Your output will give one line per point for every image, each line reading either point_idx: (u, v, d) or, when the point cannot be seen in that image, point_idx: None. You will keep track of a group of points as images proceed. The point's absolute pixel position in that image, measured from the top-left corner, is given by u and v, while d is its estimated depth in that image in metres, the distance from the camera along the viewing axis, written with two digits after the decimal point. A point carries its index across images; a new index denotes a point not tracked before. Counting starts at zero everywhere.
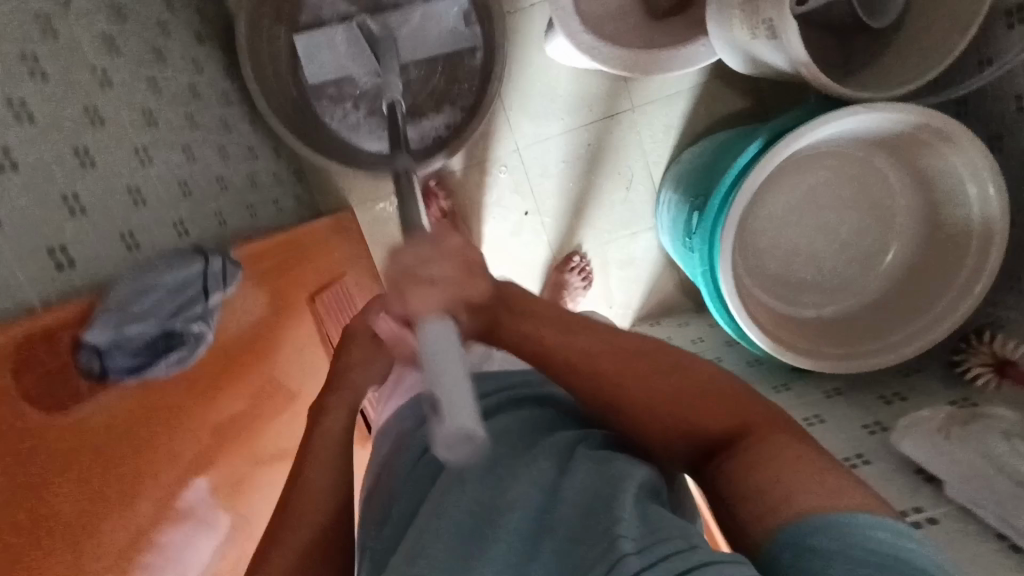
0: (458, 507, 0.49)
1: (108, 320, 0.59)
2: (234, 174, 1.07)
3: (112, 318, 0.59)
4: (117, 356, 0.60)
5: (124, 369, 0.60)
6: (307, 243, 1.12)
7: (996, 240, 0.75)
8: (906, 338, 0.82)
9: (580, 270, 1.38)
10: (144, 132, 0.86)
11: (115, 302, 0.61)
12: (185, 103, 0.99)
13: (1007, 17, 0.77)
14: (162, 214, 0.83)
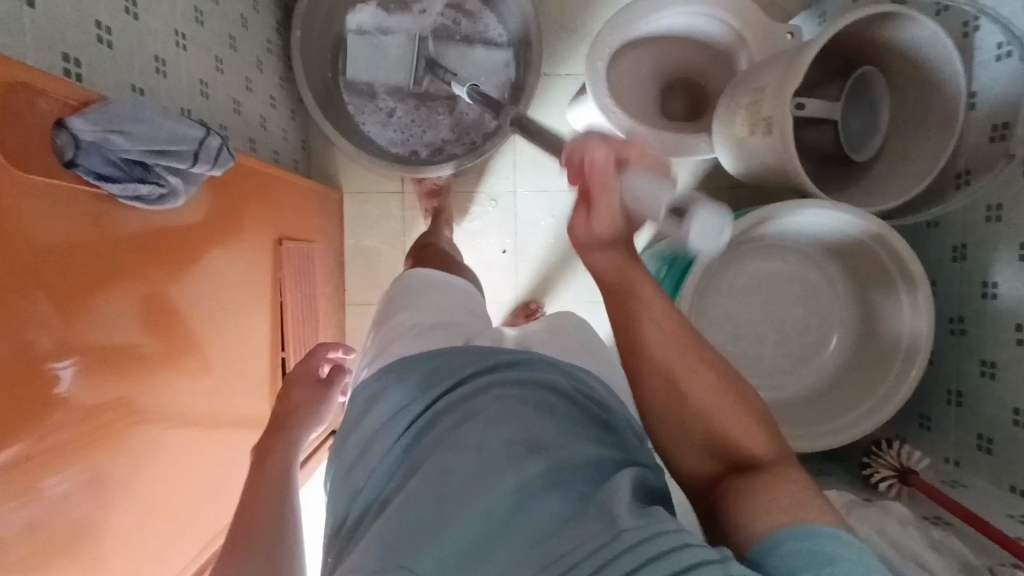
0: (453, 527, 0.46)
1: (97, 120, 0.57)
2: (250, 109, 1.10)
3: (106, 120, 0.57)
4: (95, 157, 0.57)
5: (94, 173, 0.57)
6: (289, 192, 1.12)
7: (919, 356, 0.84)
8: (835, 430, 0.88)
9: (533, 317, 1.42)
10: (188, 24, 0.89)
11: (111, 107, 0.58)
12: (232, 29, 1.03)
13: (956, 177, 0.91)
14: (174, 93, 0.83)
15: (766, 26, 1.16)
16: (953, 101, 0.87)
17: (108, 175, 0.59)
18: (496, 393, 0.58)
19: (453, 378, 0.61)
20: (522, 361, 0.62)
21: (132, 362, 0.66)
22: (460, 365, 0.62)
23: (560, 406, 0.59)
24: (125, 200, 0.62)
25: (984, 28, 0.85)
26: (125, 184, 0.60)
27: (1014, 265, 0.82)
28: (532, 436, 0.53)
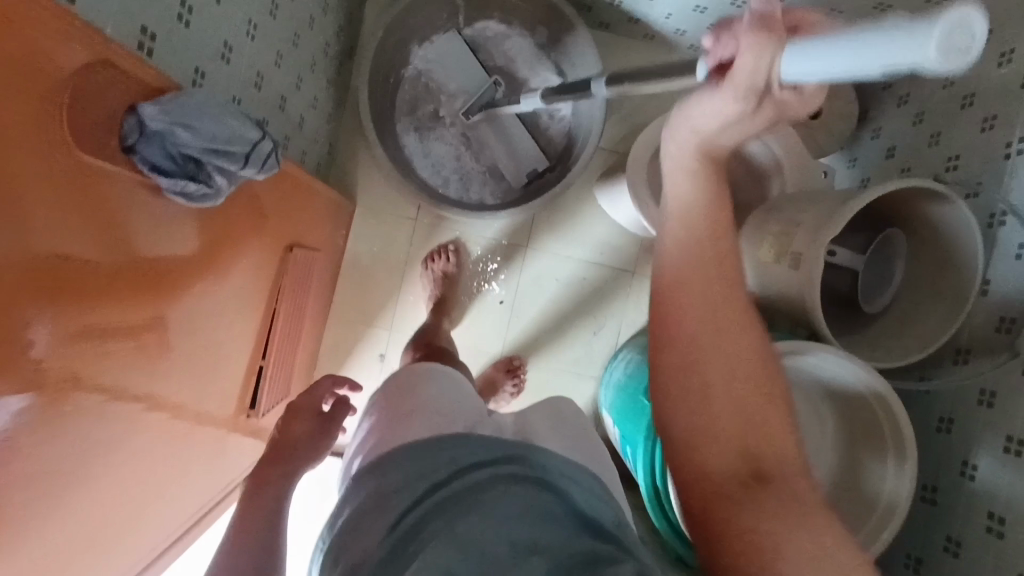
0: None
1: (165, 110, 0.54)
2: (293, 106, 1.07)
3: (173, 111, 0.54)
4: (154, 146, 0.54)
5: (148, 163, 0.54)
6: (308, 198, 1.09)
7: (893, 520, 0.86)
8: None
9: (515, 377, 1.41)
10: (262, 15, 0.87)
11: (180, 98, 0.55)
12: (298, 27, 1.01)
13: (955, 354, 0.95)
14: (231, 80, 0.80)
15: (803, 161, 1.22)
16: (968, 283, 0.91)
17: (162, 168, 0.55)
18: (503, 488, 0.60)
19: (459, 467, 0.64)
20: (531, 460, 0.66)
21: (125, 354, 0.62)
22: (468, 453, 0.66)
23: (562, 510, 0.60)
24: (170, 194, 0.58)
25: (1009, 224, 0.91)
26: (176, 180, 0.56)
27: (997, 454, 0.85)
28: (533, 545, 0.53)
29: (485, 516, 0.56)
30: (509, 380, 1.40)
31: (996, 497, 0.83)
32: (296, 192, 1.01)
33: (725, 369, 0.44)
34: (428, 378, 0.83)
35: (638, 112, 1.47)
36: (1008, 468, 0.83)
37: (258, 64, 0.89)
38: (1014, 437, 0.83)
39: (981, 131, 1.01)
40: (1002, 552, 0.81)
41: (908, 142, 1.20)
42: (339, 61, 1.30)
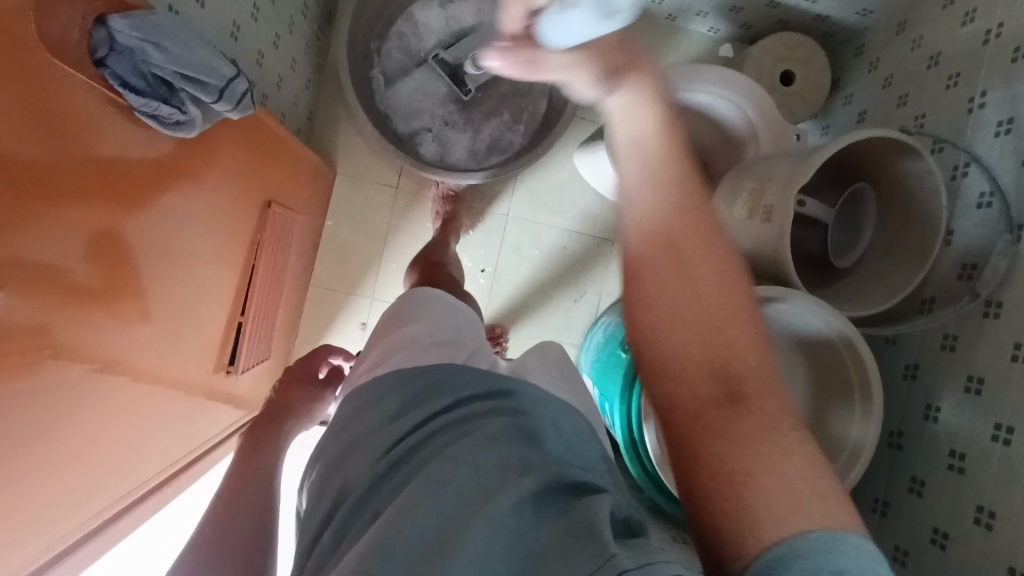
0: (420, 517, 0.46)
1: (136, 27, 0.54)
2: (270, 64, 1.07)
3: (144, 28, 0.55)
4: (124, 63, 0.55)
5: (117, 78, 0.55)
6: (287, 157, 1.09)
7: (859, 461, 0.89)
8: None
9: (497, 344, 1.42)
10: None
11: (153, 18, 0.56)
12: None
13: (920, 303, 0.98)
14: (207, 25, 0.80)
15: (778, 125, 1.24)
16: (932, 233, 0.94)
17: (131, 85, 0.56)
18: (495, 416, 0.59)
19: (444, 402, 0.62)
20: (520, 391, 0.64)
21: (99, 282, 0.62)
22: (460, 386, 0.64)
23: (553, 439, 0.59)
24: (143, 118, 0.59)
25: (972, 176, 0.94)
26: (146, 100, 0.57)
27: (958, 394, 0.88)
28: (524, 458, 0.52)
29: (469, 438, 0.54)
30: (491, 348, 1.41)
31: (956, 435, 0.86)
32: (274, 148, 1.01)
33: (692, 285, 0.41)
34: (430, 311, 0.82)
35: None
36: (967, 407, 0.86)
37: (235, 13, 0.89)
38: (974, 376, 0.86)
39: (947, 88, 1.04)
40: (963, 486, 0.84)
41: (878, 105, 1.22)
42: (319, 26, 1.30)
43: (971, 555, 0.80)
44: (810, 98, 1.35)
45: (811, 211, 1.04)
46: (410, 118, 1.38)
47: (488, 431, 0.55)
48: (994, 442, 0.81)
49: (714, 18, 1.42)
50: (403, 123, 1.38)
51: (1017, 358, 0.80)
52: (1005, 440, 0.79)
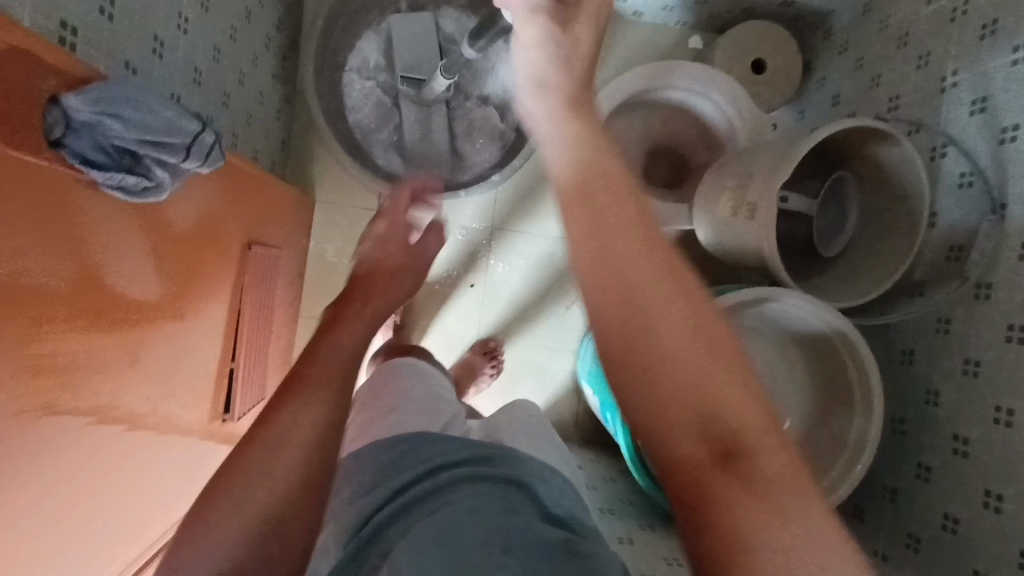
0: None
1: (95, 99, 0.53)
2: (239, 103, 1.06)
3: (102, 100, 0.53)
4: (83, 138, 0.53)
5: (77, 155, 0.53)
6: (264, 196, 1.07)
7: (863, 455, 0.89)
8: None
9: (494, 359, 1.41)
10: (195, 5, 0.85)
11: (112, 88, 0.54)
12: (234, 21, 0.99)
13: (910, 287, 0.98)
14: (168, 74, 0.78)
15: (754, 117, 1.24)
16: (916, 217, 0.94)
17: (92, 160, 0.54)
18: (466, 488, 0.61)
19: (427, 469, 0.65)
20: (497, 458, 0.67)
21: (85, 361, 0.60)
22: (433, 455, 0.67)
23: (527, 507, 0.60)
24: (108, 191, 0.57)
25: (951, 156, 0.93)
26: (110, 173, 0.55)
27: (955, 378, 0.88)
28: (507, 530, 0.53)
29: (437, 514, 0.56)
30: (488, 361, 1.40)
31: (958, 419, 0.87)
32: (249, 187, 0.99)
33: None
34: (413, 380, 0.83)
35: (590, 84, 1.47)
36: (966, 391, 0.86)
37: (197, 55, 0.87)
38: (970, 359, 0.86)
39: (919, 69, 1.04)
40: (967, 470, 0.84)
41: (851, 88, 1.22)
42: (284, 55, 1.28)
43: (982, 539, 0.81)
44: (783, 85, 1.35)
45: (794, 205, 1.04)
46: (385, 141, 1.36)
47: (451, 503, 0.58)
48: (996, 423, 0.81)
49: (681, 12, 1.40)
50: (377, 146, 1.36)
51: (1011, 339, 0.81)
52: (1007, 423, 0.79)
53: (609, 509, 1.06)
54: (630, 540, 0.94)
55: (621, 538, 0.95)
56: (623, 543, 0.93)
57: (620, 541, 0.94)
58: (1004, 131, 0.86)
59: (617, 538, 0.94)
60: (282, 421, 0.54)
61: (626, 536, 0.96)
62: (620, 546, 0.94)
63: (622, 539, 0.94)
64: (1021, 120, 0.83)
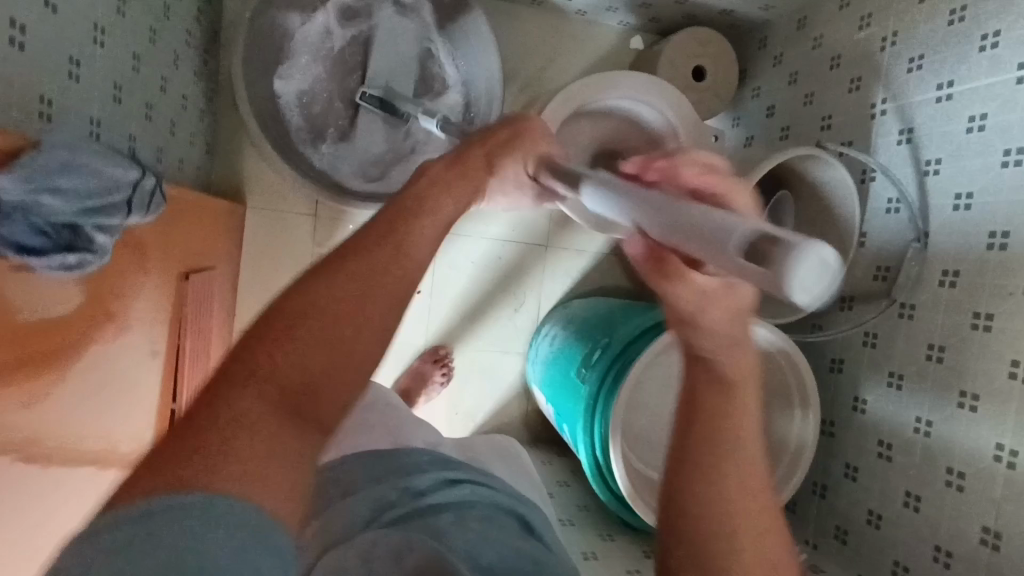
0: None
1: (28, 179, 0.46)
2: (163, 115, 0.95)
3: (35, 178, 0.46)
4: (16, 225, 0.46)
5: (12, 245, 0.46)
6: (197, 217, 0.98)
7: (801, 462, 0.97)
8: None
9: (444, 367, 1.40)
10: (109, 13, 0.74)
11: (46, 160, 0.47)
12: (153, 25, 0.88)
13: (841, 300, 1.06)
14: (84, 100, 0.68)
15: (697, 128, 1.27)
16: (848, 239, 1.02)
17: (29, 247, 0.47)
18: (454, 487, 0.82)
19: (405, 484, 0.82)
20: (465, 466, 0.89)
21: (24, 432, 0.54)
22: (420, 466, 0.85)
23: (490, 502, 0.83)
24: (48, 274, 0.50)
25: (879, 181, 1.01)
26: (52, 256, 0.49)
27: (880, 388, 0.98)
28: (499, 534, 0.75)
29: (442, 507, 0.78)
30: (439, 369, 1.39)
31: (883, 426, 0.97)
32: (180, 211, 0.90)
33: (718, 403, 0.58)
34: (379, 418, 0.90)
35: (535, 82, 1.44)
36: (889, 401, 0.96)
37: (114, 70, 0.77)
38: (894, 373, 0.96)
39: (849, 92, 1.09)
40: (890, 471, 0.95)
41: (785, 101, 1.27)
42: (206, 49, 1.15)
43: (902, 532, 0.92)
44: (721, 92, 1.38)
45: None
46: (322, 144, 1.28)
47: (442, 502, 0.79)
48: (916, 432, 0.91)
49: (624, 13, 1.40)
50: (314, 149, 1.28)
51: (931, 357, 0.90)
52: (926, 432, 0.90)
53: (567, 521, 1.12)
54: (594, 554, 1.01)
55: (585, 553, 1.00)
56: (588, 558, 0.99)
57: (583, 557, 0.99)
58: (928, 164, 0.93)
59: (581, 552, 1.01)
60: (322, 296, 0.54)
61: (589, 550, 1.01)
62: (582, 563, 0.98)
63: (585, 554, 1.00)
64: (942, 156, 0.91)
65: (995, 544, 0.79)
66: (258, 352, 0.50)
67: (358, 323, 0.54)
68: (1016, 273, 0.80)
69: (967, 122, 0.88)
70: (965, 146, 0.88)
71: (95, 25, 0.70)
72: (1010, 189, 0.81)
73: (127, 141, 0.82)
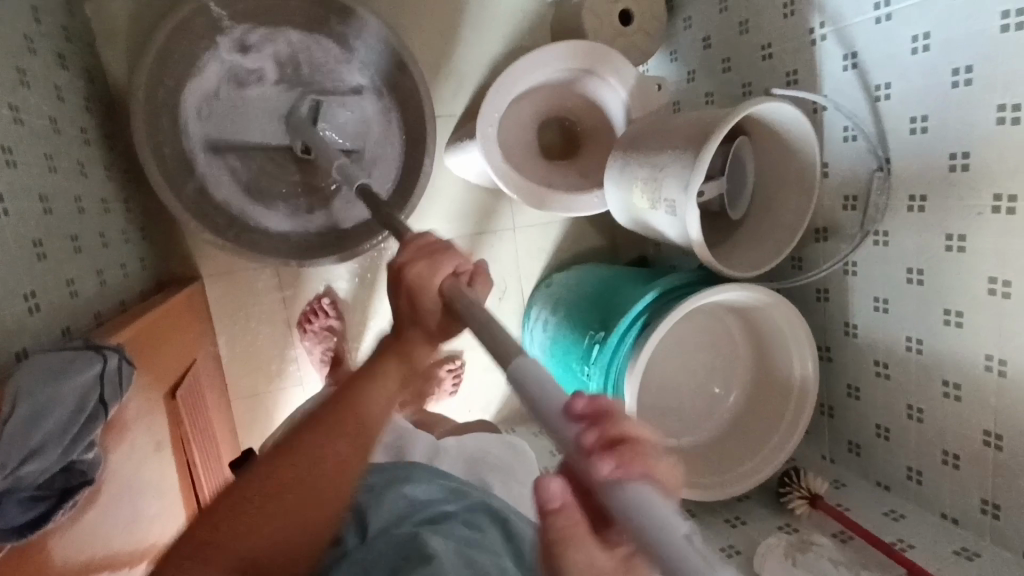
0: None
1: (4, 458, 0.51)
2: (91, 234, 0.90)
3: (10, 456, 0.51)
4: (10, 509, 0.51)
5: (15, 529, 0.51)
6: (161, 326, 0.95)
7: (808, 401, 1.02)
8: (753, 467, 1.04)
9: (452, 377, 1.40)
10: (1, 172, 0.68)
11: (14, 428, 0.52)
12: (47, 151, 0.82)
13: (815, 233, 1.07)
14: (9, 282, 0.65)
15: (637, 82, 1.22)
16: (812, 172, 1.01)
17: (31, 519, 0.52)
18: (473, 517, 0.73)
19: (425, 502, 0.73)
20: (487, 489, 0.83)
21: None
22: (438, 488, 0.76)
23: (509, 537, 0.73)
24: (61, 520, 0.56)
25: (831, 111, 1.00)
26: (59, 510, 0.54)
27: (867, 313, 1.01)
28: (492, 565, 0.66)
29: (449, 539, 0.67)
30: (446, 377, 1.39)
31: (876, 347, 1.01)
32: (141, 333, 0.87)
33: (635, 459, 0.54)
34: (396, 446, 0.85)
35: (458, 66, 1.36)
36: (878, 323, 1.00)
37: (27, 225, 0.72)
38: (879, 297, 0.98)
39: (784, 17, 1.04)
40: (890, 388, 1.00)
41: (719, 30, 1.20)
42: (106, 135, 1.07)
43: (911, 442, 0.98)
44: (652, 30, 1.31)
45: (711, 194, 1.06)
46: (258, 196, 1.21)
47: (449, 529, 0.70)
48: (908, 350, 0.95)
49: None
50: (251, 201, 1.21)
51: (911, 280, 0.93)
52: (918, 350, 0.94)
53: None
54: None
55: None
56: None
57: None
58: (878, 89, 0.92)
59: None
60: (304, 448, 0.61)
61: None
62: None
63: None
64: (890, 79, 0.90)
65: (997, 444, 0.85)
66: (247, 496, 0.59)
67: (357, 445, 0.62)
68: (979, 192, 0.81)
69: (911, 42, 0.86)
70: (912, 68, 0.86)
71: None
72: (961, 108, 0.81)
73: (67, 288, 0.78)
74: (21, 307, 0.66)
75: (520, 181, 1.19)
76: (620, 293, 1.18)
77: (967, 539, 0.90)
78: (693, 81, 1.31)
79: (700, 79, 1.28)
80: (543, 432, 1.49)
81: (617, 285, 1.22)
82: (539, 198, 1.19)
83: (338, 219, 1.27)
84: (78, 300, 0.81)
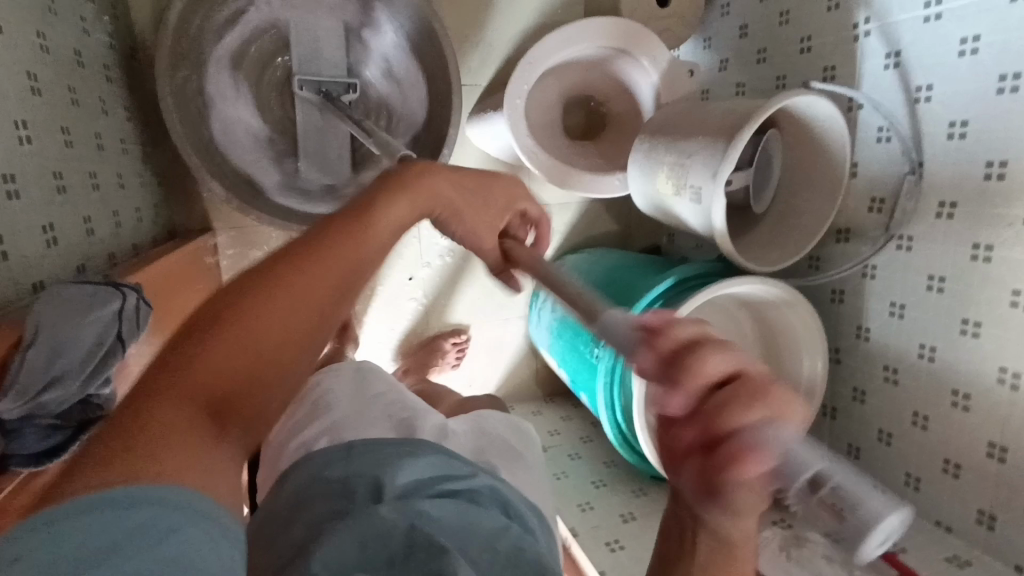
0: None
1: (22, 386, 0.51)
2: (110, 173, 0.89)
3: (28, 385, 0.52)
4: (27, 437, 0.53)
5: (32, 456, 0.53)
6: (170, 270, 0.94)
7: (814, 402, 1.02)
8: None
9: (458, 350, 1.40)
10: (26, 100, 0.67)
11: (32, 358, 0.52)
12: (72, 84, 0.80)
13: (837, 233, 1.07)
14: (28, 212, 0.63)
15: (670, 65, 1.20)
16: (842, 170, 1.00)
17: (46, 449, 0.54)
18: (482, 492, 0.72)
19: (433, 470, 0.73)
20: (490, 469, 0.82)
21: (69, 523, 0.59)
22: (448, 460, 0.75)
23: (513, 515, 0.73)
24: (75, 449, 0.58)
25: (867, 110, 0.98)
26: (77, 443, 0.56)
27: (882, 317, 1.01)
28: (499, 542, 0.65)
29: (455, 510, 0.66)
30: (453, 348, 1.38)
31: (887, 353, 1.01)
32: (155, 277, 0.86)
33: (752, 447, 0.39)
34: (401, 414, 0.85)
35: (488, 35, 1.33)
36: (892, 329, 0.99)
37: (49, 157, 0.70)
38: (896, 303, 0.98)
39: (828, 11, 1.02)
40: (897, 394, 1.00)
41: (758, 19, 1.18)
42: (127, 75, 1.06)
43: (913, 450, 0.98)
44: (688, 14, 1.28)
45: (736, 185, 1.05)
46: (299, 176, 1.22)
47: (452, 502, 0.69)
48: (920, 357, 0.95)
49: None
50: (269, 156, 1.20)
51: (931, 288, 0.92)
52: (930, 357, 0.93)
53: (599, 483, 1.19)
54: (633, 514, 1.09)
55: (623, 517, 1.09)
56: (628, 522, 1.07)
57: (623, 522, 1.07)
58: (918, 91, 0.90)
59: (622, 515, 1.09)
60: (237, 333, 0.45)
61: (628, 512, 1.10)
62: (619, 533, 1.05)
63: (624, 518, 1.08)
64: (933, 82, 0.88)
65: (1001, 457, 0.85)
66: (195, 359, 0.43)
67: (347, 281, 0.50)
68: (1013, 203, 0.80)
69: (958, 44, 0.84)
70: (958, 71, 0.84)
71: (16, 122, 0.64)
72: (1005, 116, 0.80)
73: (84, 225, 0.77)
74: (40, 239, 0.65)
75: (544, 157, 1.18)
76: (635, 278, 1.17)
77: (959, 548, 0.91)
78: (725, 70, 1.28)
79: (733, 69, 1.26)
80: (543, 412, 1.50)
81: (631, 270, 1.21)
82: (563, 178, 1.17)
83: (356, 181, 1.26)
84: (94, 238, 0.80)
